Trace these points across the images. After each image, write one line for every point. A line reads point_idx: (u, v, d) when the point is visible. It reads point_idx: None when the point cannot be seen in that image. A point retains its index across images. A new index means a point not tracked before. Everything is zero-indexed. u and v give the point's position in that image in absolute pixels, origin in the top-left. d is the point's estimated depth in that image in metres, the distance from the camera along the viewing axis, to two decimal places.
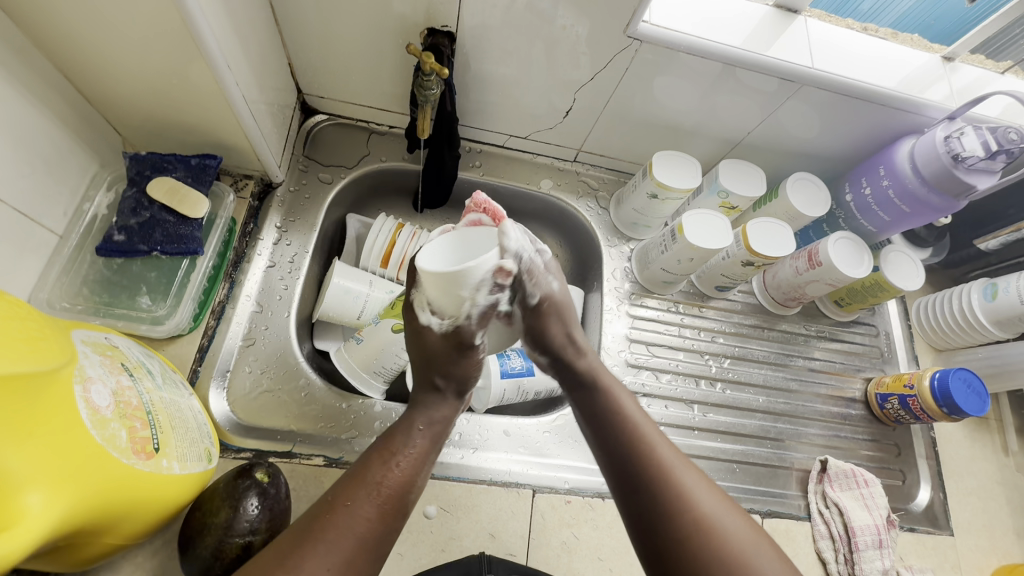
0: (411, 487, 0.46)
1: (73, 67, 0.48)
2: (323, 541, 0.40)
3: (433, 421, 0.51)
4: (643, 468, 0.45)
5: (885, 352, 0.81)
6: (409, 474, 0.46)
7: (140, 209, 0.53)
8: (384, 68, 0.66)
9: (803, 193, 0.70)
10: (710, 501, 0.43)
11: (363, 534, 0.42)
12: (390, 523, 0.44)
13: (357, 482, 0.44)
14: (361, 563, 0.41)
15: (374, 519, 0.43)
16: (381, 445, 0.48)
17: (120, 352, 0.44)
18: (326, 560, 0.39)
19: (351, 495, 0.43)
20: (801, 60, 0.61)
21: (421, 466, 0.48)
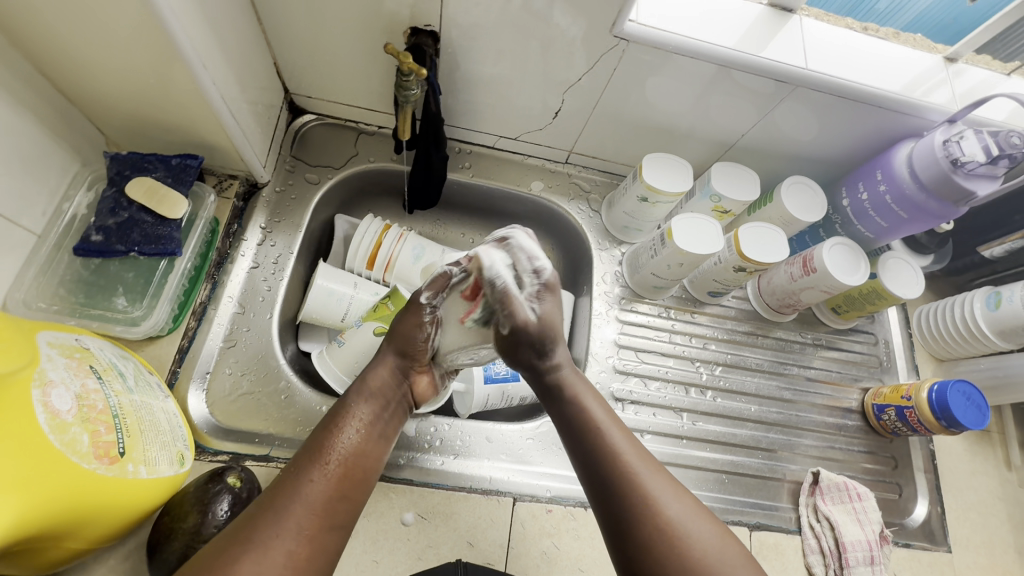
0: (361, 454, 0.45)
1: (50, 66, 0.48)
2: (272, 512, 0.39)
3: (376, 391, 0.50)
4: (608, 469, 0.45)
5: (884, 361, 0.79)
6: (358, 440, 0.46)
7: (118, 209, 0.53)
8: (370, 68, 0.65)
9: (798, 198, 0.68)
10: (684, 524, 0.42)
11: (319, 500, 0.41)
12: (339, 484, 0.43)
13: (301, 456, 0.43)
14: (318, 532, 0.40)
15: (326, 484, 0.42)
16: (328, 419, 0.47)
17: (89, 354, 0.44)
18: (278, 528, 0.38)
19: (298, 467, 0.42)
20: (796, 61, 0.59)
21: (374, 431, 0.48)
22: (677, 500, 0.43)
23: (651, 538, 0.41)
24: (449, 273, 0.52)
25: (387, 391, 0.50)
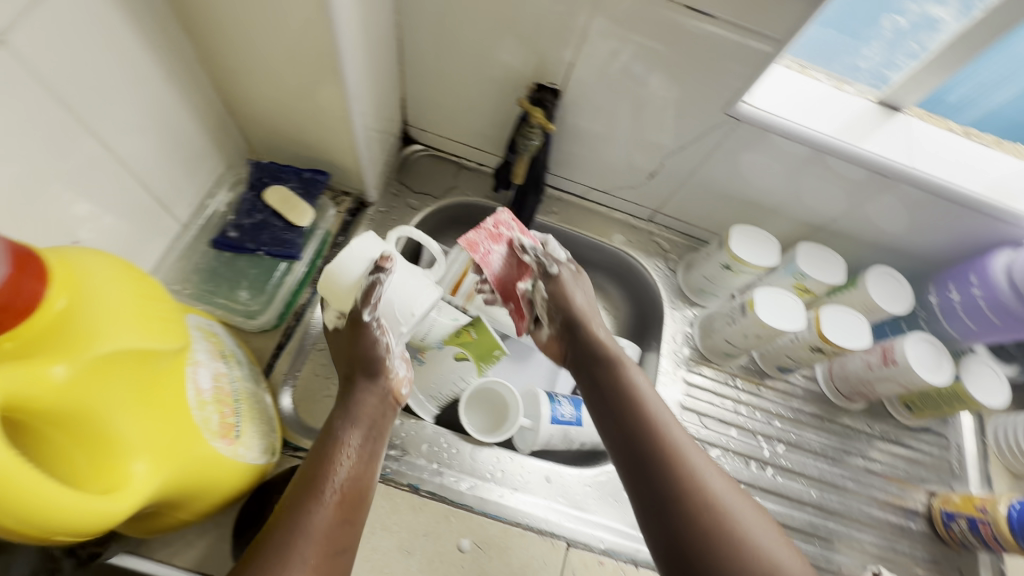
0: (356, 478, 0.48)
1: (227, 82, 0.55)
2: (290, 544, 0.40)
3: (361, 415, 0.52)
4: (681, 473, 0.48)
5: (955, 467, 0.76)
6: (355, 468, 0.48)
7: (254, 211, 0.59)
8: (487, 112, 0.70)
9: (883, 288, 0.68)
10: (752, 521, 0.46)
11: (329, 533, 0.43)
12: (345, 514, 0.45)
13: (298, 489, 0.45)
14: (329, 562, 0.42)
15: (332, 516, 0.44)
16: (319, 447, 0.49)
17: (218, 340, 0.48)
18: (296, 562, 0.40)
19: (297, 504, 0.43)
20: (899, 158, 0.61)
21: (368, 456, 0.50)
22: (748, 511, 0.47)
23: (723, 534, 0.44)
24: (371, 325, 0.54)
25: (374, 414, 0.53)
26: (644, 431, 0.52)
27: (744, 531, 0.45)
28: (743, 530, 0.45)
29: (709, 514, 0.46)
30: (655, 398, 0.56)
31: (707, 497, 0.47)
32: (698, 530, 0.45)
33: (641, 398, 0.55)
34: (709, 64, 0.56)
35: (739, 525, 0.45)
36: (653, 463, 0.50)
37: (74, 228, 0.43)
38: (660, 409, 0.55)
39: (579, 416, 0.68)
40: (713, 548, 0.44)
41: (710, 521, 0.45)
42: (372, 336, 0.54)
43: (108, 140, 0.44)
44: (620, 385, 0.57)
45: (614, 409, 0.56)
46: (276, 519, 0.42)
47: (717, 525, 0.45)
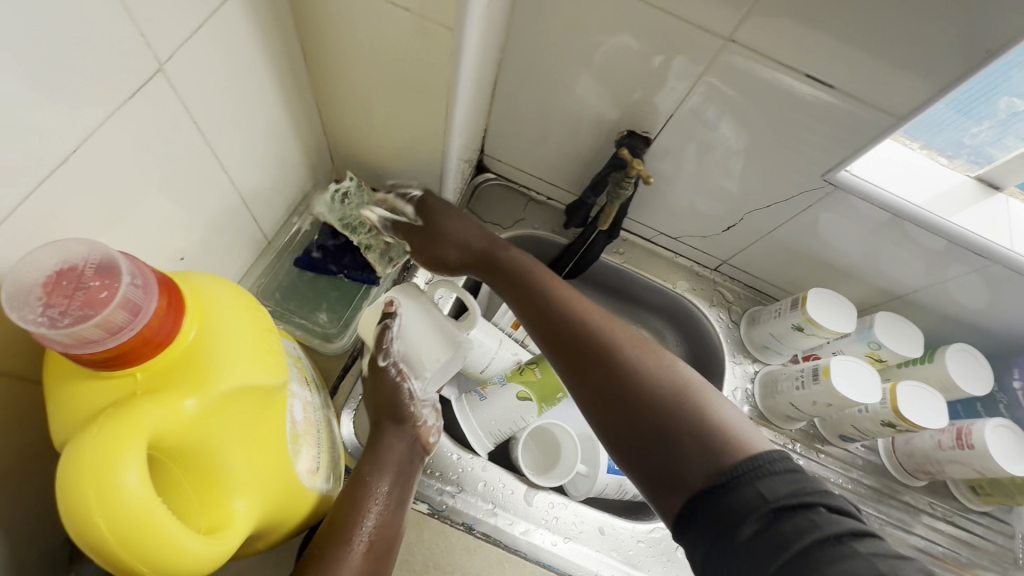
0: (383, 526, 0.47)
1: (329, 104, 0.56)
2: None
3: (391, 461, 0.51)
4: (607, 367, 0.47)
5: (1022, 558, 0.72)
6: (383, 515, 0.47)
7: (338, 233, 0.59)
8: (568, 149, 0.70)
9: (962, 366, 0.66)
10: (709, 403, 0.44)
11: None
12: (370, 566, 0.44)
13: (326, 537, 0.44)
14: None
15: (359, 564, 0.44)
16: (348, 493, 0.48)
17: (301, 365, 0.47)
18: None
19: (325, 557, 0.43)
20: (997, 239, 0.59)
21: (399, 503, 0.49)
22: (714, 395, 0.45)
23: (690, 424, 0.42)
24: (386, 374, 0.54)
25: (402, 460, 0.51)
26: (612, 354, 0.48)
27: (728, 431, 0.41)
28: (726, 429, 0.42)
29: (687, 427, 0.42)
30: (608, 321, 0.51)
31: (683, 406, 0.43)
32: (677, 453, 0.42)
33: (583, 320, 0.50)
34: (812, 128, 0.55)
35: (698, 411, 0.43)
36: (621, 390, 0.46)
37: (182, 243, 0.44)
38: (596, 317, 0.51)
39: None
40: (694, 453, 0.41)
41: (680, 419, 0.43)
42: (395, 379, 0.54)
43: (225, 157, 0.44)
44: (564, 310, 0.51)
45: (565, 333, 0.50)
46: (304, 571, 0.42)
47: (698, 428, 0.42)
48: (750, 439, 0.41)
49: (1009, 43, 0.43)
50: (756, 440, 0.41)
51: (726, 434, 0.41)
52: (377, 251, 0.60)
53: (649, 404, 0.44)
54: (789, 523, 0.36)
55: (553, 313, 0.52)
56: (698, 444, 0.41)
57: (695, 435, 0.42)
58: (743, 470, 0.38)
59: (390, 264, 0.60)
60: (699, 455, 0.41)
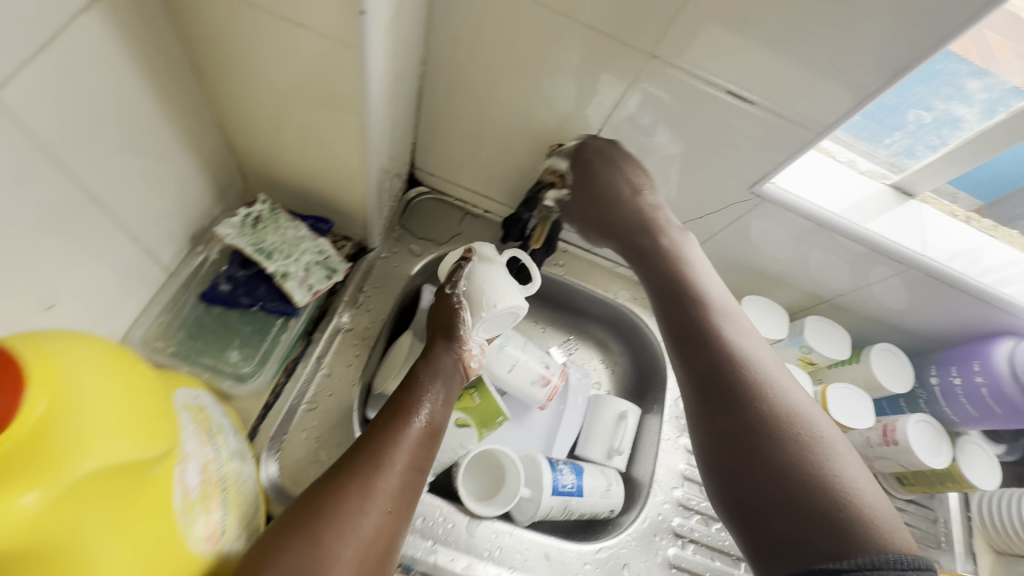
0: (432, 423, 0.54)
1: (232, 122, 0.51)
2: (369, 482, 0.45)
3: (441, 368, 0.58)
4: (722, 363, 0.48)
5: (943, 541, 0.77)
6: (433, 407, 0.54)
7: (251, 261, 0.54)
8: (501, 163, 0.68)
9: (886, 365, 0.69)
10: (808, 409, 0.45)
11: (410, 456, 0.49)
12: (422, 443, 0.51)
13: (382, 426, 0.51)
14: (398, 508, 0.46)
15: (412, 447, 0.50)
16: (403, 393, 0.55)
17: (205, 415, 0.43)
18: (380, 499, 0.45)
19: (386, 427, 0.50)
20: (910, 245, 0.62)
21: (444, 401, 0.56)
22: (799, 395, 0.46)
23: (775, 427, 0.43)
24: (455, 300, 0.62)
25: (450, 371, 0.58)
26: (718, 336, 0.50)
27: (804, 427, 0.44)
28: (794, 424, 0.44)
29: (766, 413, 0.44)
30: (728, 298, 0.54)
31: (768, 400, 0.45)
32: (754, 424, 0.44)
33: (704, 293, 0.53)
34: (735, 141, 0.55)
35: (791, 412, 0.44)
36: (709, 344, 0.49)
37: (50, 288, 0.38)
38: (722, 300, 0.53)
39: (580, 486, 0.66)
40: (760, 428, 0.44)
41: (799, 434, 0.43)
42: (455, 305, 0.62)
43: (99, 188, 0.39)
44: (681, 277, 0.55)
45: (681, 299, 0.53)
46: (369, 436, 0.50)
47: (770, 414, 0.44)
48: (838, 460, 0.42)
49: (911, 63, 0.45)
50: (844, 464, 0.41)
51: (799, 439, 0.43)
52: (295, 279, 0.53)
53: (757, 408, 0.45)
54: (862, 540, 0.37)
55: (669, 275, 0.56)
56: (777, 440, 0.43)
57: (772, 428, 0.43)
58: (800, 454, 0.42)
59: (310, 293, 0.54)
60: (768, 444, 0.43)
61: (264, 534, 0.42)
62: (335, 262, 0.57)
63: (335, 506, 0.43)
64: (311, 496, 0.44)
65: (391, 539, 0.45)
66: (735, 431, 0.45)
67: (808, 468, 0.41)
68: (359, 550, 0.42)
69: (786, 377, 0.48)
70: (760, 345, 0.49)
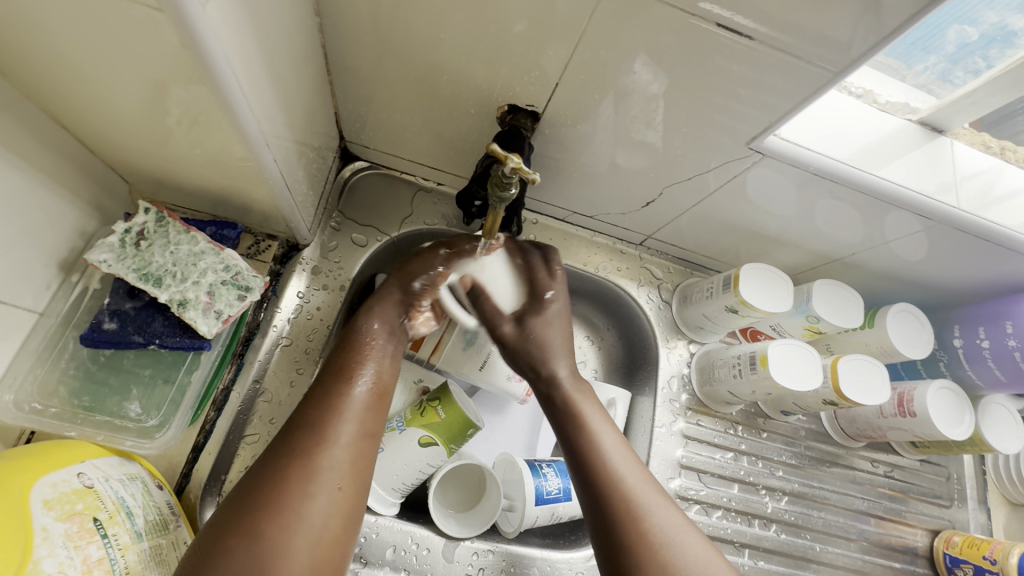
0: (384, 375, 0.47)
1: (73, 119, 0.39)
2: (306, 464, 0.39)
3: (386, 313, 0.51)
4: (601, 479, 0.47)
5: (956, 498, 0.73)
6: (380, 363, 0.48)
7: (139, 290, 0.45)
8: (443, 131, 0.57)
9: (902, 327, 0.61)
10: (679, 529, 0.45)
11: (362, 421, 0.43)
12: (372, 405, 0.45)
13: (320, 392, 0.44)
14: (351, 490, 0.40)
15: (363, 404, 0.44)
16: (347, 349, 0.48)
17: (95, 498, 0.35)
18: (327, 482, 0.39)
19: (328, 393, 0.43)
20: (938, 196, 0.52)
21: (392, 356, 0.49)
22: (672, 513, 0.46)
23: (645, 559, 0.43)
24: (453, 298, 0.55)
25: (399, 319, 0.52)
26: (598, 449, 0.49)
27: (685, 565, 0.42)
28: (669, 549, 0.43)
29: None
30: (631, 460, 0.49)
31: None
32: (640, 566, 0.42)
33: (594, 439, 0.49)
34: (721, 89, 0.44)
35: (663, 538, 0.44)
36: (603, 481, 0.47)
37: None
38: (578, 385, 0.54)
39: (567, 489, 0.59)
40: None
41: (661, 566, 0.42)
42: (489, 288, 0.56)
43: None
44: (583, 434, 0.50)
45: (584, 474, 0.48)
46: (308, 405, 0.43)
47: None
48: None
49: None
50: None
51: None
52: (196, 307, 0.44)
53: (625, 532, 0.44)
54: None
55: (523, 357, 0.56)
56: None
57: None
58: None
59: (220, 320, 0.46)
60: None
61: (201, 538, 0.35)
62: (246, 276, 0.48)
63: (268, 500, 0.37)
64: (247, 491, 0.37)
65: (346, 524, 0.39)
66: (606, 547, 0.44)
67: None
68: (307, 545, 0.36)
69: (665, 501, 0.47)
70: (640, 462, 0.49)
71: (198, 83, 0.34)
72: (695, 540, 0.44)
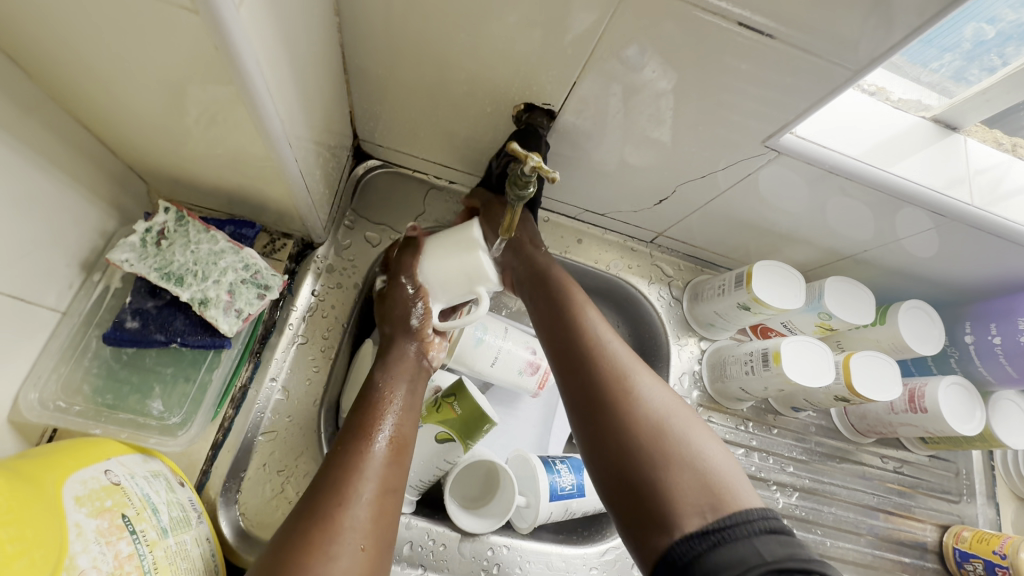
0: (402, 428, 0.47)
1: (97, 119, 0.40)
2: (328, 526, 0.38)
3: (399, 367, 0.51)
4: (580, 351, 0.50)
5: (965, 493, 0.74)
6: (397, 421, 0.47)
7: (161, 289, 0.45)
8: (458, 130, 0.57)
9: (914, 324, 0.61)
10: (655, 391, 0.47)
11: (382, 478, 0.43)
12: (393, 461, 0.44)
13: (341, 453, 0.43)
14: (374, 547, 0.40)
15: (383, 459, 0.44)
16: (363, 405, 0.47)
17: (123, 495, 0.36)
18: (351, 540, 0.38)
19: (347, 452, 0.43)
20: (952, 193, 0.52)
21: (410, 406, 0.50)
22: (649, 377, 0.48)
23: (621, 411, 0.45)
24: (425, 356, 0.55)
25: (412, 368, 0.52)
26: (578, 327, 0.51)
27: (658, 415, 0.45)
28: (645, 407, 0.45)
29: (658, 443, 0.43)
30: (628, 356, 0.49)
31: (663, 434, 0.44)
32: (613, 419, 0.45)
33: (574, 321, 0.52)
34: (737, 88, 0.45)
35: (638, 396, 0.46)
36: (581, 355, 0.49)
37: None
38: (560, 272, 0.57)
39: (581, 485, 0.60)
40: (654, 481, 0.42)
41: (634, 417, 0.45)
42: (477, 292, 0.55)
43: None
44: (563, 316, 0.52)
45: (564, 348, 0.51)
46: (329, 464, 0.43)
47: (666, 447, 0.43)
48: (705, 444, 0.44)
49: None
50: (694, 438, 0.44)
51: (671, 437, 0.43)
52: (217, 306, 0.45)
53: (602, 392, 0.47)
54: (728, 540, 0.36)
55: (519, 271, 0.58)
56: (652, 460, 0.42)
57: (644, 448, 0.43)
58: (733, 520, 0.38)
59: (241, 319, 0.46)
60: (649, 456, 0.43)
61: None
62: (265, 275, 0.48)
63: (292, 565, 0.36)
64: (273, 553, 0.37)
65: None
66: (587, 411, 0.47)
67: (683, 455, 0.42)
68: None
69: (644, 369, 0.49)
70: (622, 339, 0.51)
71: (224, 84, 0.34)
72: (670, 401, 0.47)
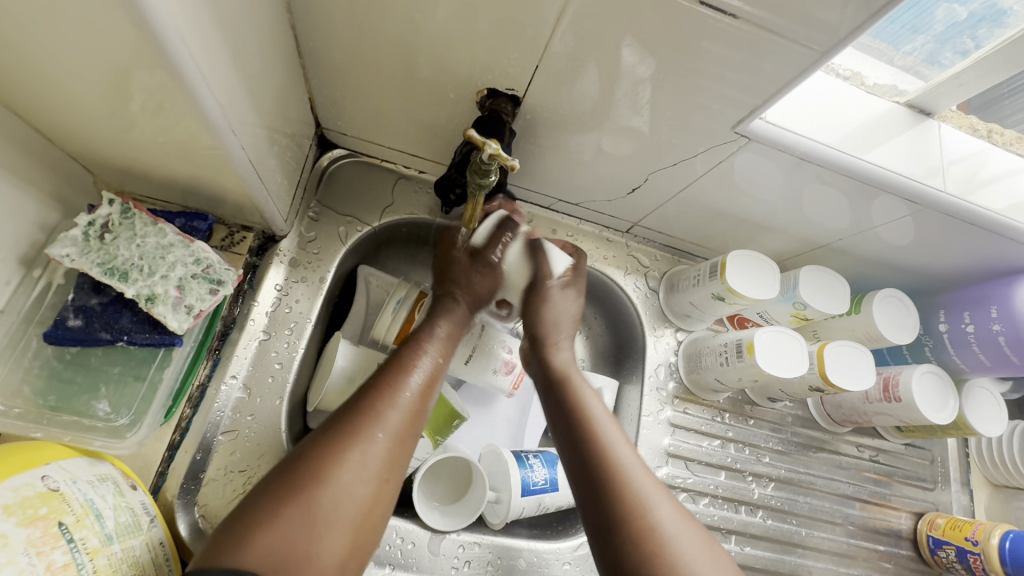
0: (434, 376, 0.49)
1: (25, 106, 0.37)
2: (353, 453, 0.40)
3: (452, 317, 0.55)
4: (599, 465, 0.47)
5: (939, 480, 0.74)
6: (429, 364, 0.50)
7: (105, 285, 0.43)
8: (423, 117, 0.55)
9: (889, 313, 0.61)
10: (676, 522, 0.43)
11: (407, 421, 0.44)
12: (420, 405, 0.46)
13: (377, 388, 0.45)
14: (386, 485, 0.41)
15: (413, 401, 0.46)
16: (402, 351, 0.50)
17: (61, 502, 0.34)
18: (369, 471, 0.40)
19: (383, 385, 0.45)
20: (924, 180, 0.51)
21: (445, 352, 0.52)
22: (670, 506, 0.44)
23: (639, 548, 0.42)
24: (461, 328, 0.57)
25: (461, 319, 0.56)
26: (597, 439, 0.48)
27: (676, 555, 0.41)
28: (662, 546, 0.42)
29: None
30: (649, 477, 0.46)
31: None
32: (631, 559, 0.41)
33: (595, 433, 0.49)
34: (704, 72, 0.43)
35: (658, 531, 0.42)
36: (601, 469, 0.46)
37: None
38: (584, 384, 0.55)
39: (554, 480, 0.59)
40: None
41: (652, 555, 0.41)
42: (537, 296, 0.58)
43: None
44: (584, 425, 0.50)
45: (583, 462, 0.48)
46: (365, 394, 0.45)
47: None
48: None
49: None
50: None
51: None
52: (165, 303, 0.43)
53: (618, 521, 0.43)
54: None
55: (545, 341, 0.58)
56: None
57: None
58: None
59: (191, 315, 0.45)
60: None
61: (240, 508, 0.37)
62: (218, 270, 0.47)
63: (314, 478, 0.38)
64: (302, 456, 0.39)
65: (378, 512, 0.40)
66: (602, 538, 0.44)
67: None
68: (343, 522, 0.38)
69: (666, 495, 0.45)
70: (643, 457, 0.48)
71: (152, 66, 0.32)
72: (691, 533, 0.43)
